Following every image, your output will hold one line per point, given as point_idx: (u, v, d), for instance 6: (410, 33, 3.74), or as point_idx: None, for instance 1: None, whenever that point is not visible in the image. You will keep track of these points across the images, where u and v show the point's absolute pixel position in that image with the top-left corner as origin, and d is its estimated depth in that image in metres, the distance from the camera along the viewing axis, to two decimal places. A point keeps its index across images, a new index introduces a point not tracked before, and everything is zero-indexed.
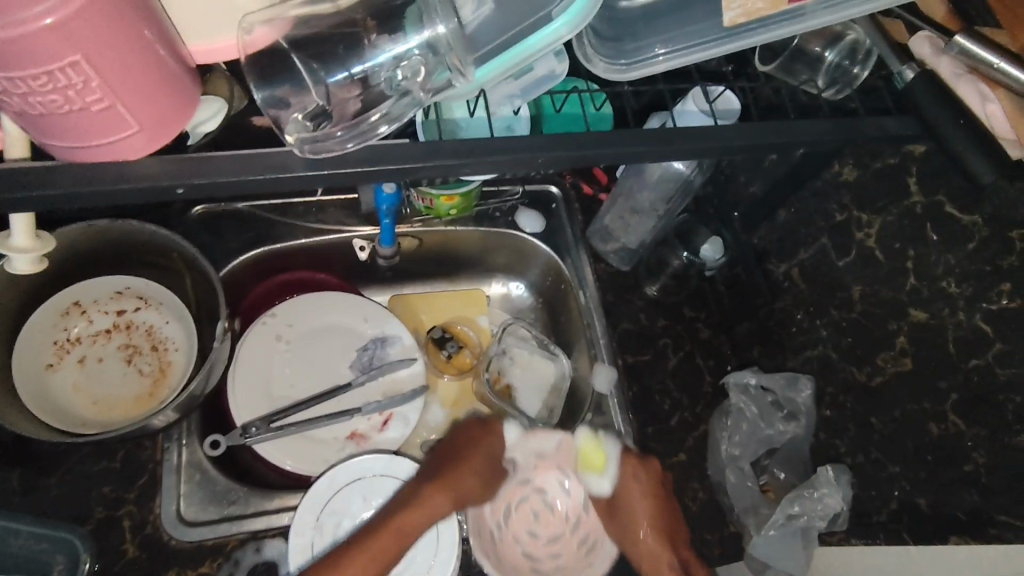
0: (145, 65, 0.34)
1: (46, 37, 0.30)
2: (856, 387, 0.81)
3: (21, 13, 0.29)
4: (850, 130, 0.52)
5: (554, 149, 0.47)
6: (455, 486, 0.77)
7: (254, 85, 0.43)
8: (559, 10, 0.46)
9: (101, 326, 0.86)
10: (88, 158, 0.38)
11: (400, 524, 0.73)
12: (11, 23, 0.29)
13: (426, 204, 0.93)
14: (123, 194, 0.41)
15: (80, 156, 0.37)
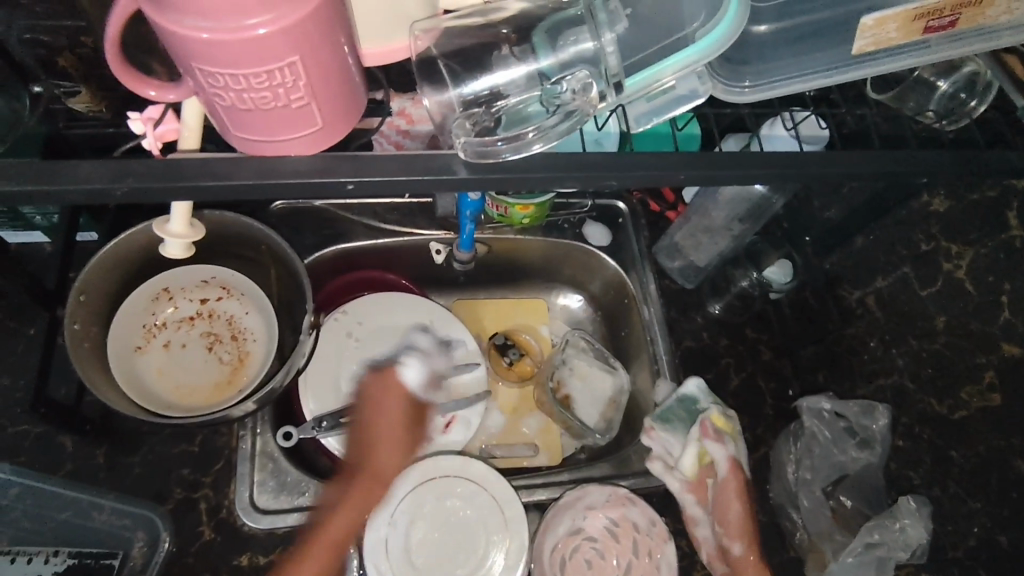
0: (340, 65, 0.36)
1: (271, 37, 0.31)
2: (934, 419, 0.83)
3: (254, 16, 0.30)
4: (974, 163, 0.52)
5: (690, 168, 0.46)
6: (377, 477, 0.81)
7: (420, 85, 0.46)
8: (702, 32, 0.46)
9: (185, 313, 0.88)
10: (274, 153, 0.39)
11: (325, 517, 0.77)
12: (243, 27, 0.30)
13: (502, 212, 0.94)
14: (283, 188, 0.40)
15: (266, 151, 0.39)
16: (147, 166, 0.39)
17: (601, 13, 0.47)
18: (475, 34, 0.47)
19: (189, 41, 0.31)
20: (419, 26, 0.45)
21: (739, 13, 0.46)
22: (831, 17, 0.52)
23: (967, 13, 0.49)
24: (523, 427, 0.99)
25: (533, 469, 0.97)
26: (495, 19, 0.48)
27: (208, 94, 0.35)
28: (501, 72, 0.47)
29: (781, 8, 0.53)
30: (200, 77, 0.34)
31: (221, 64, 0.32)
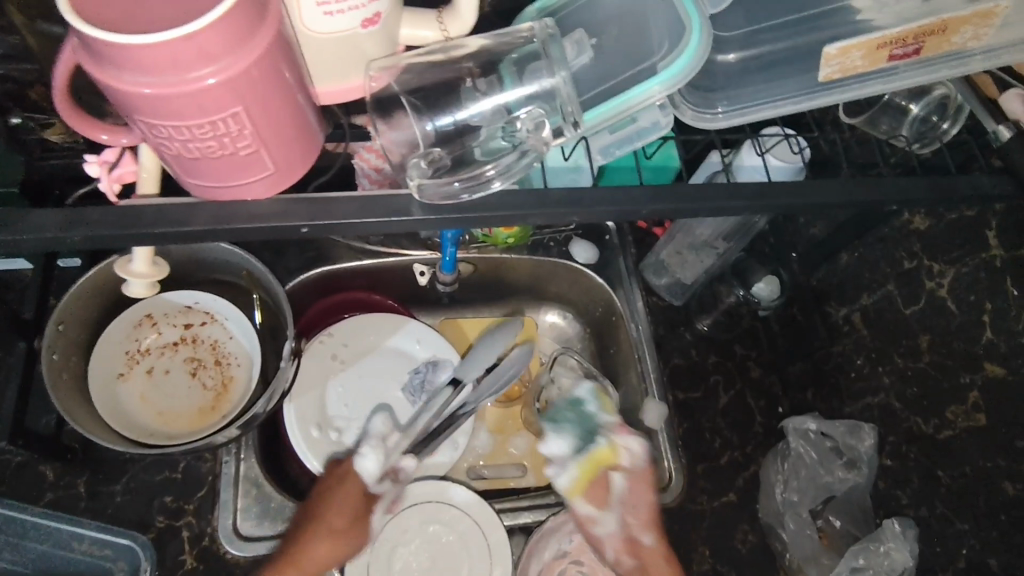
0: (288, 113, 0.36)
1: (213, 90, 0.31)
2: (920, 438, 0.80)
3: (192, 72, 0.30)
4: (945, 190, 0.51)
5: (654, 201, 0.46)
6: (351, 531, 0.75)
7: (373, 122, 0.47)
8: (665, 64, 0.46)
9: (169, 338, 0.88)
10: (229, 199, 0.39)
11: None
12: (183, 81, 0.30)
13: (485, 232, 0.94)
14: (244, 232, 0.40)
15: (222, 196, 0.39)
16: (103, 212, 0.39)
17: (555, 50, 0.47)
18: (437, 70, 0.47)
19: (130, 96, 0.31)
20: (377, 66, 0.44)
21: (701, 44, 0.46)
22: (791, 47, 0.52)
23: (931, 40, 0.49)
24: (510, 448, 0.98)
25: (520, 490, 0.96)
26: (457, 56, 0.47)
27: (156, 143, 0.35)
28: (467, 105, 0.47)
29: (751, 34, 0.53)
30: (145, 127, 0.34)
31: (164, 115, 0.32)
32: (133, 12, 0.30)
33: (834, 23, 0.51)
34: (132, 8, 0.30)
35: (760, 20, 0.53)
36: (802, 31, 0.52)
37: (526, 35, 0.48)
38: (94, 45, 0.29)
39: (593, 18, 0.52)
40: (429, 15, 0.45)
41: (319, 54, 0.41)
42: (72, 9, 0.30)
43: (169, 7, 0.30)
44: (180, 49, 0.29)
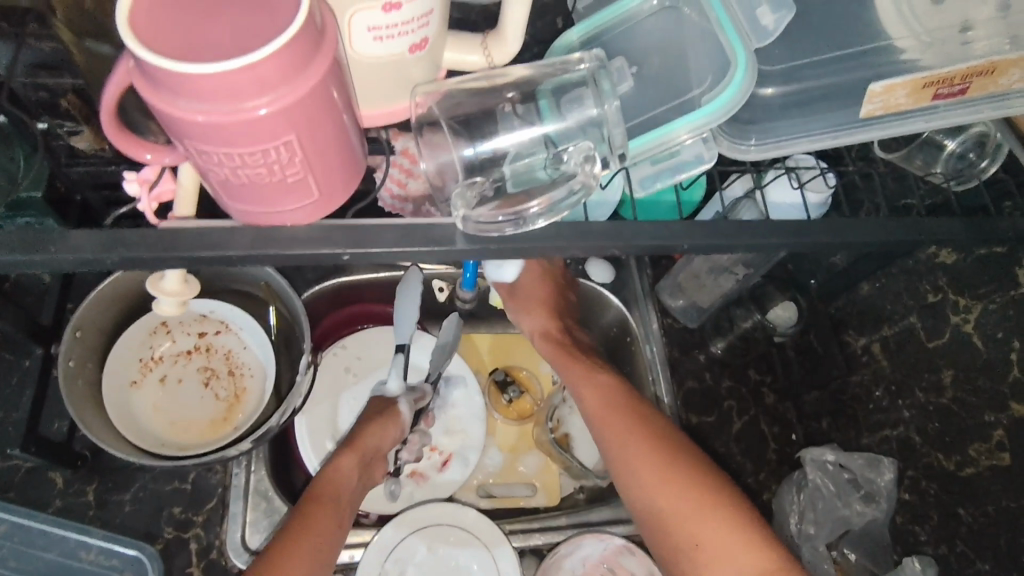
0: (338, 138, 0.35)
1: (269, 119, 0.31)
2: (941, 474, 0.78)
3: (252, 100, 0.30)
4: (985, 230, 0.51)
5: (693, 237, 0.45)
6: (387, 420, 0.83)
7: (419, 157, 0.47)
8: (709, 97, 0.47)
9: (183, 347, 0.88)
10: (272, 225, 0.39)
11: (330, 499, 0.73)
12: (237, 110, 0.30)
13: None
14: (291, 260, 0.40)
15: (266, 223, 0.39)
16: (142, 235, 0.39)
17: (604, 81, 0.47)
18: (479, 98, 0.47)
19: (186, 124, 0.31)
20: (422, 90, 0.44)
21: (746, 78, 0.46)
22: (832, 84, 0.52)
23: (979, 81, 0.48)
24: (519, 466, 0.98)
25: (529, 510, 0.95)
26: (499, 84, 0.47)
27: (205, 169, 0.34)
28: (508, 133, 0.47)
29: (789, 71, 0.53)
30: (196, 153, 0.33)
31: (217, 142, 0.32)
32: (196, 40, 0.30)
33: (878, 62, 0.51)
34: (192, 35, 0.30)
35: (803, 55, 0.53)
36: (838, 72, 0.52)
37: (575, 66, 0.48)
38: (158, 74, 0.29)
39: (632, 48, 0.53)
40: (474, 41, 0.46)
41: (366, 76, 0.41)
42: (136, 37, 0.29)
43: (232, 35, 0.30)
44: (243, 76, 0.29)
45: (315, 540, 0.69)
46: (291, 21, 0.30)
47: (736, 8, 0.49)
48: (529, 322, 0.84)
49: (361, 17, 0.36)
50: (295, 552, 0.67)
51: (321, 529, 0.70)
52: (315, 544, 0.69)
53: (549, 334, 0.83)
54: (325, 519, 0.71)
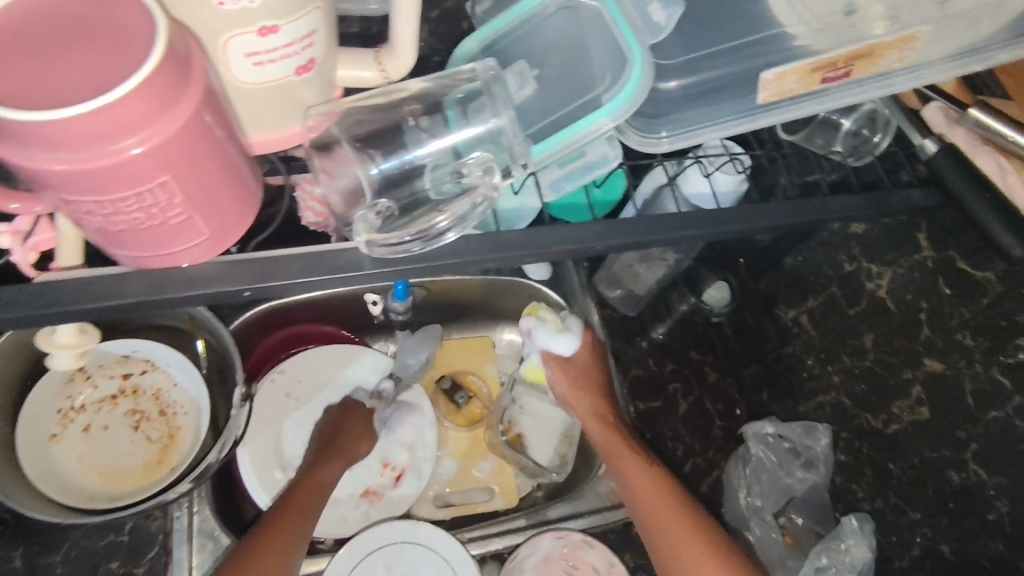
0: (223, 165, 0.36)
1: (145, 157, 0.32)
2: (870, 433, 0.81)
3: (120, 143, 0.31)
4: (880, 203, 0.55)
5: (610, 237, 0.46)
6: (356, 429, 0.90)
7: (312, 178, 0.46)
8: (608, 96, 0.47)
9: (105, 392, 0.83)
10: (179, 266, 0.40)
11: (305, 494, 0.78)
12: (111, 154, 0.31)
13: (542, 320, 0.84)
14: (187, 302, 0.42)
15: (171, 264, 0.40)
16: (26, 292, 0.40)
17: (497, 89, 0.48)
18: (379, 115, 0.47)
19: (45, 173, 0.31)
20: (315, 112, 0.44)
21: (643, 73, 0.46)
22: (733, 72, 0.53)
23: (858, 64, 0.51)
24: (476, 472, 0.97)
25: (490, 515, 0.95)
26: (398, 99, 0.47)
27: (77, 217, 0.35)
28: (417, 147, 0.47)
29: (689, 62, 0.53)
30: (67, 202, 0.33)
31: (87, 189, 0.32)
32: (48, 86, 0.29)
33: (769, 49, 0.52)
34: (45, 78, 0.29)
35: (703, 44, 0.53)
36: (738, 59, 0.53)
37: (468, 75, 0.48)
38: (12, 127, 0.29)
39: (534, 49, 0.53)
40: (366, 56, 0.45)
41: (253, 105, 0.41)
42: None
43: (79, 74, 0.30)
44: (103, 120, 0.29)
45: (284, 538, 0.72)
46: (143, 56, 0.30)
47: (629, 6, 0.50)
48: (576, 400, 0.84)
49: (237, 42, 0.35)
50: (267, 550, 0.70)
51: (296, 520, 0.74)
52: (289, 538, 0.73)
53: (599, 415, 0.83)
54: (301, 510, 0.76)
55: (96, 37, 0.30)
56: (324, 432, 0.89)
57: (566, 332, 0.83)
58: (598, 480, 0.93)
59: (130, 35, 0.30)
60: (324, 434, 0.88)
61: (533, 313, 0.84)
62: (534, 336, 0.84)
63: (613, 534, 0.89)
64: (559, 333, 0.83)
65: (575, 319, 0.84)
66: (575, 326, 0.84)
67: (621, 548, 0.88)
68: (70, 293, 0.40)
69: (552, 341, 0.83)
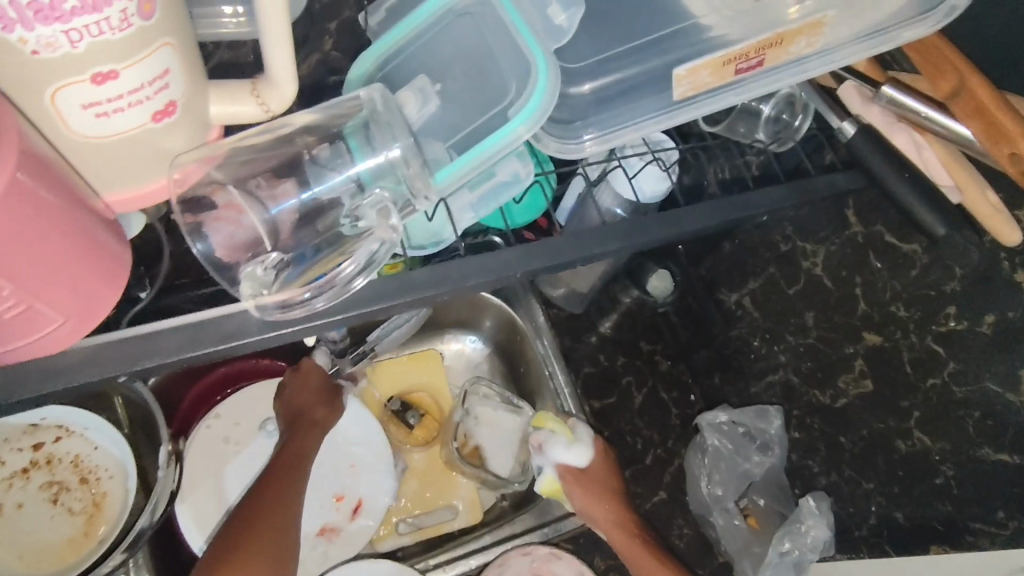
0: (59, 229, 0.37)
1: None
2: (820, 409, 0.82)
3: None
4: (804, 192, 0.56)
5: (534, 260, 0.47)
6: (321, 397, 0.81)
7: (190, 239, 0.44)
8: (517, 108, 0.45)
9: (16, 466, 0.75)
10: (55, 349, 0.41)
11: (289, 470, 0.74)
12: None
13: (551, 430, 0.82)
14: (61, 388, 0.43)
15: (47, 349, 0.41)
16: None
17: (387, 118, 0.46)
18: (271, 151, 0.46)
19: None
20: (182, 160, 0.42)
21: (550, 80, 0.44)
22: (644, 71, 0.51)
23: (772, 52, 0.50)
24: (436, 494, 0.94)
25: (454, 536, 0.92)
26: (285, 134, 0.47)
27: None
28: (317, 185, 0.46)
29: (598, 64, 0.51)
30: None
31: None
32: None
33: (677, 44, 0.51)
34: None
35: (609, 45, 0.51)
36: (646, 57, 0.51)
37: (355, 103, 0.46)
38: None
39: (434, 62, 0.50)
40: (245, 90, 0.42)
41: (109, 158, 0.39)
42: None
43: None
44: None
45: (263, 541, 0.67)
46: None
47: (526, 5, 0.47)
48: (594, 508, 0.81)
49: (69, 93, 0.34)
50: (248, 556, 0.65)
51: (277, 514, 0.69)
52: (268, 546, 0.67)
53: (620, 521, 0.81)
54: (279, 488, 0.72)
55: None
56: (288, 401, 0.81)
57: (578, 441, 0.83)
58: None
59: None
60: (292, 403, 0.80)
61: (543, 426, 0.83)
62: (545, 449, 0.83)
63: (583, 539, 0.88)
64: (572, 444, 0.82)
65: (583, 425, 0.83)
66: (586, 437, 0.83)
67: (591, 556, 0.87)
68: None
69: (565, 453, 0.82)
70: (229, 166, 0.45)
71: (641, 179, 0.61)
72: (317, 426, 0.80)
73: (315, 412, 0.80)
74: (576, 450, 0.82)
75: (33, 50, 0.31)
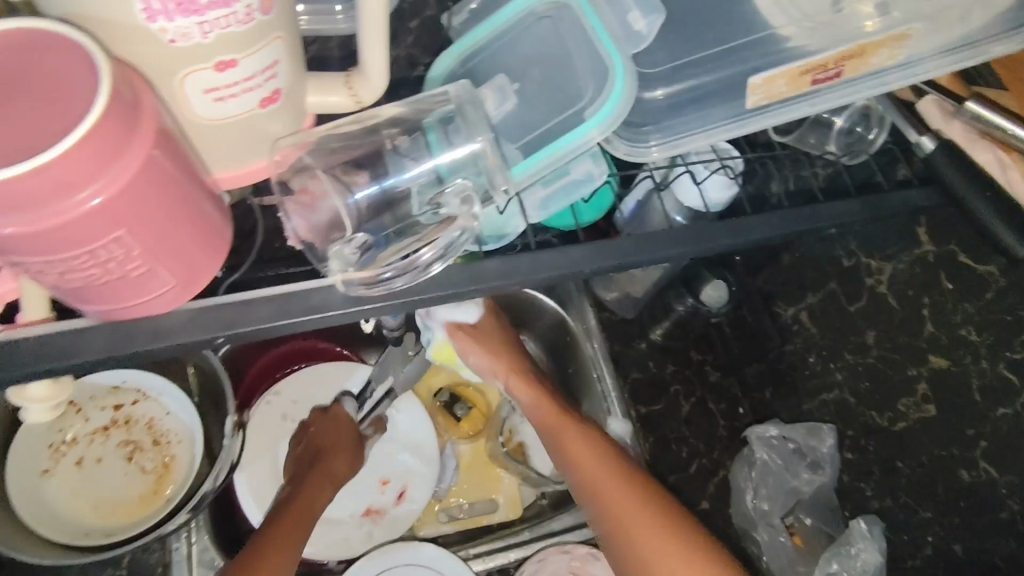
0: (175, 206, 0.39)
1: (101, 208, 0.34)
2: (876, 431, 0.79)
3: (74, 197, 0.33)
4: (876, 208, 0.55)
5: (600, 258, 0.49)
6: (340, 443, 0.81)
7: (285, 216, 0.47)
8: (592, 110, 0.47)
9: (97, 423, 0.81)
10: (160, 311, 0.44)
11: (294, 518, 0.70)
12: (68, 209, 0.33)
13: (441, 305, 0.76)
14: (157, 349, 0.45)
15: (153, 311, 0.44)
16: None
17: (472, 111, 0.48)
18: (358, 141, 0.50)
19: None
20: (283, 144, 0.46)
21: (626, 86, 0.46)
22: (720, 78, 0.51)
23: (850, 64, 0.50)
24: (478, 487, 0.95)
25: (493, 528, 0.94)
26: (372, 125, 0.50)
27: (37, 277, 0.38)
28: (398, 173, 0.49)
29: (672, 70, 0.52)
30: (23, 264, 0.36)
31: (42, 250, 0.35)
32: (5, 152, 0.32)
33: (756, 53, 0.51)
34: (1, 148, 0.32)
35: (685, 52, 0.52)
36: (725, 63, 0.51)
37: (441, 98, 0.49)
38: None
39: (514, 61, 0.52)
40: (338, 81, 0.45)
41: (219, 140, 0.43)
42: None
43: (38, 138, 0.32)
44: (53, 176, 0.32)
45: None
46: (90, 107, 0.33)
47: (607, 13, 0.49)
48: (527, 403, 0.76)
49: (196, 78, 0.37)
50: None
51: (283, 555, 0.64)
52: None
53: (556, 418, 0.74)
54: (290, 533, 0.68)
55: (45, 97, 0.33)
56: (306, 444, 0.81)
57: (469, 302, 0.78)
58: None
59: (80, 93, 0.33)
60: (311, 442, 0.80)
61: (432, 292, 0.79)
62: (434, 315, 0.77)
63: None
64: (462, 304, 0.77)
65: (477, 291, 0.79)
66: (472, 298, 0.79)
67: None
68: (40, 347, 0.44)
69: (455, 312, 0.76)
70: (318, 152, 0.48)
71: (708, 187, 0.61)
72: (332, 471, 0.79)
73: (335, 457, 0.79)
74: (467, 308, 0.76)
75: (170, 39, 0.35)
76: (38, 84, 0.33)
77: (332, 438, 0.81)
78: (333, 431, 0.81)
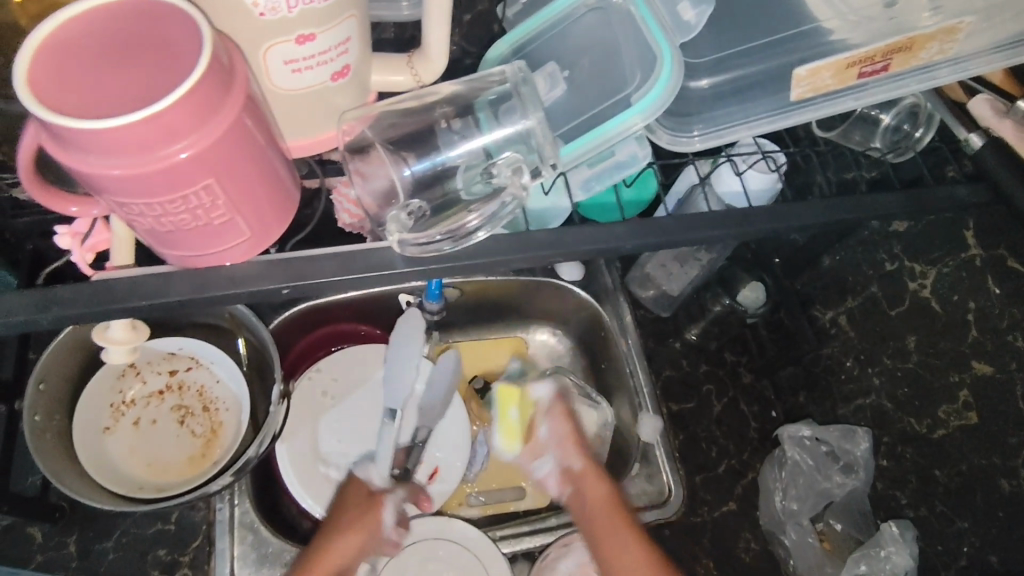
0: (254, 165, 0.42)
1: (191, 159, 0.38)
2: (915, 439, 0.79)
3: (171, 147, 0.37)
4: (921, 202, 0.55)
5: (640, 237, 0.50)
6: (363, 510, 0.76)
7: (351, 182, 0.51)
8: (638, 96, 0.48)
9: (154, 387, 0.87)
10: (235, 261, 0.48)
11: None
12: (164, 157, 0.37)
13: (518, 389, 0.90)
14: (225, 296, 0.48)
15: (227, 261, 0.47)
16: (72, 292, 0.47)
17: (526, 92, 0.51)
18: (410, 117, 0.52)
19: (104, 176, 0.37)
20: (348, 117, 0.49)
21: (672, 75, 0.48)
22: (768, 69, 0.52)
23: (897, 58, 0.50)
24: (508, 472, 0.98)
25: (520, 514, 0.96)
26: (430, 102, 0.52)
27: (132, 219, 0.42)
28: (449, 149, 0.52)
29: (719, 61, 0.53)
30: (121, 205, 0.40)
31: (139, 193, 0.39)
32: (116, 101, 0.36)
33: (807, 45, 0.52)
34: (113, 98, 0.36)
35: (733, 44, 0.53)
36: (775, 54, 0.52)
37: (498, 78, 0.53)
38: (70, 133, 0.35)
39: (564, 52, 0.55)
40: (401, 62, 0.51)
41: (294, 107, 0.46)
42: (71, 109, 0.35)
43: (144, 90, 0.36)
44: (156, 127, 0.36)
45: None
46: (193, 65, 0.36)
47: (658, 6, 0.51)
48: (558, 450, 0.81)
49: (280, 48, 0.41)
50: None
51: None
52: None
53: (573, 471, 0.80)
54: None
55: (151, 54, 0.37)
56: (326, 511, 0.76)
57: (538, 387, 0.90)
58: (631, 480, 0.88)
59: (182, 51, 0.37)
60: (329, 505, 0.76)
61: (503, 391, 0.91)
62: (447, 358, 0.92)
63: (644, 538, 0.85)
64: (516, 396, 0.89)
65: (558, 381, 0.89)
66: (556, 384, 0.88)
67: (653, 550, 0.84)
68: (114, 292, 0.47)
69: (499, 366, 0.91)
70: (377, 127, 0.51)
71: (749, 182, 0.62)
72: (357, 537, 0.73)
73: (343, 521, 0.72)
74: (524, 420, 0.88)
75: (261, 12, 0.39)
76: (147, 43, 0.37)
77: (357, 499, 0.77)
78: (356, 494, 0.78)
